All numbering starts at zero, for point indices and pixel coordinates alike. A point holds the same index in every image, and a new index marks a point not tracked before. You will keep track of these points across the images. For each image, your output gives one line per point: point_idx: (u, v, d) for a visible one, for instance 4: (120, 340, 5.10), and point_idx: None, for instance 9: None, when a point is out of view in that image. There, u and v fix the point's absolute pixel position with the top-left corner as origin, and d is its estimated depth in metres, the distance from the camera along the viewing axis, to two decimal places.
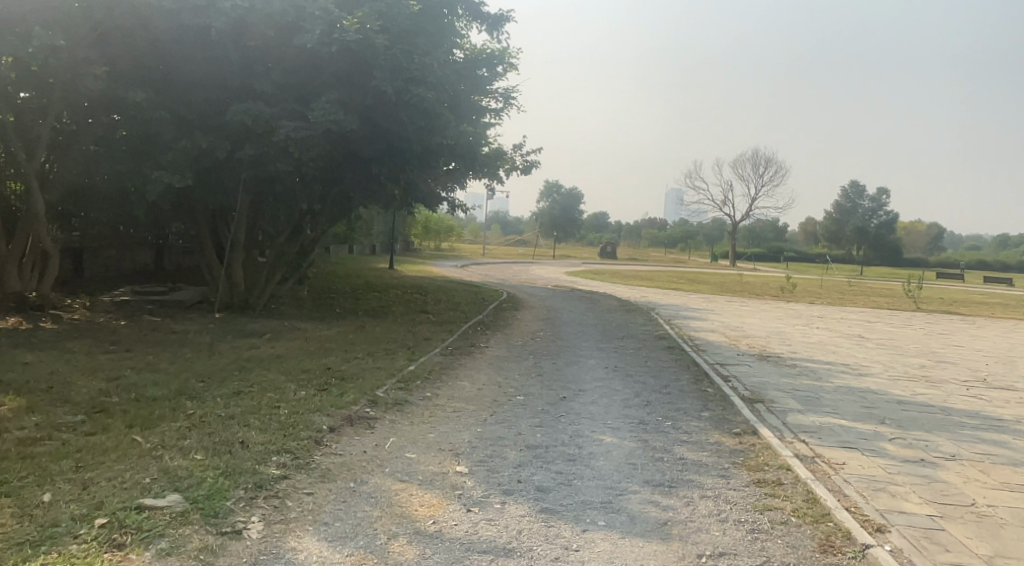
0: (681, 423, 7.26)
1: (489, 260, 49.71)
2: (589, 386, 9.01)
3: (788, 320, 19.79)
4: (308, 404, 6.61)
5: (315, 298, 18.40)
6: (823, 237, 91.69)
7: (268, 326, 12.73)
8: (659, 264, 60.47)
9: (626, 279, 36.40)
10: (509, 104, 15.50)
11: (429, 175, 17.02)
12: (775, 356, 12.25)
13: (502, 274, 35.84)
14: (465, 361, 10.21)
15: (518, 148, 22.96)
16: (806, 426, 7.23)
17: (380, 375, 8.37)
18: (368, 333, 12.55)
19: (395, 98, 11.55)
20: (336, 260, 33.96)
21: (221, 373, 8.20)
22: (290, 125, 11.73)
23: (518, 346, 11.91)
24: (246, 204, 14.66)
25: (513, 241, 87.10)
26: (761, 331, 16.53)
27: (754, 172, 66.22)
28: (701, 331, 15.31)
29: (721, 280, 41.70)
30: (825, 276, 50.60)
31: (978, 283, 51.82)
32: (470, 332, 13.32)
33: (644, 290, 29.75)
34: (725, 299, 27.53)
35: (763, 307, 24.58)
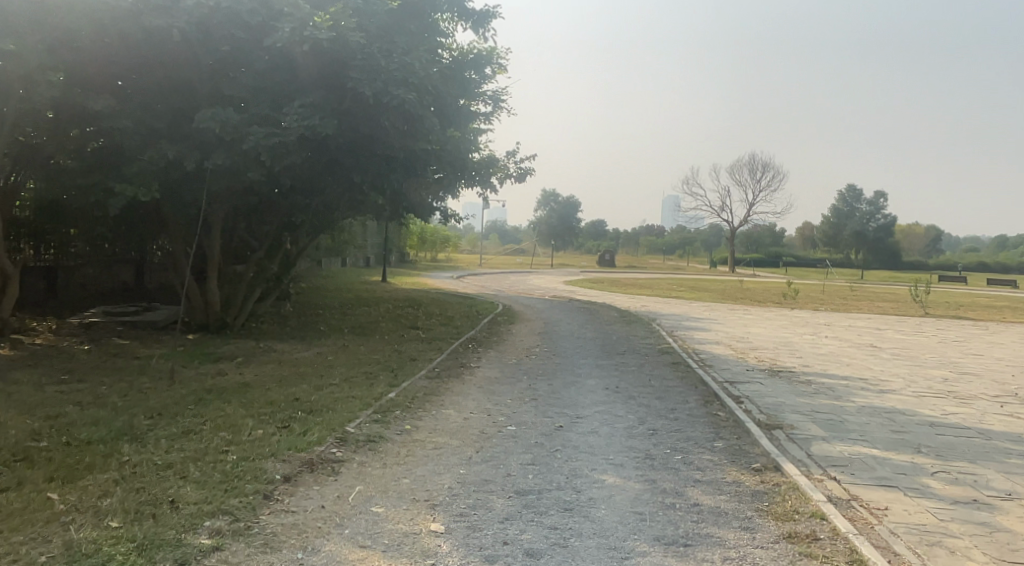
0: (693, 457, 6.39)
1: (485, 270, 48.84)
2: (587, 412, 8.13)
3: (796, 329, 18.95)
4: (262, 446, 5.75)
5: (300, 314, 17.53)
6: (822, 241, 91.02)
7: (242, 349, 11.85)
8: (657, 272, 59.67)
9: (625, 288, 35.55)
10: (499, 108, 14.71)
11: (417, 184, 16.17)
12: (788, 371, 11.40)
13: (497, 284, 35.00)
14: (453, 384, 9.33)
15: (511, 154, 22.17)
16: (834, 458, 6.37)
17: (354, 405, 7.50)
18: (349, 354, 11.67)
19: (373, 101, 10.74)
20: (328, 273, 33.09)
21: (174, 407, 7.33)
22: (262, 132, 10.90)
23: (511, 366, 11.01)
24: (221, 218, 13.81)
25: (511, 251, 86.30)
26: (770, 342, 15.68)
27: (752, 177, 65.52)
28: (706, 344, 14.46)
29: (722, 287, 40.88)
30: (826, 281, 49.83)
31: (981, 285, 51.08)
32: (460, 350, 12.45)
33: (643, 299, 28.89)
34: (727, 307, 26.68)
35: (767, 315, 23.74)
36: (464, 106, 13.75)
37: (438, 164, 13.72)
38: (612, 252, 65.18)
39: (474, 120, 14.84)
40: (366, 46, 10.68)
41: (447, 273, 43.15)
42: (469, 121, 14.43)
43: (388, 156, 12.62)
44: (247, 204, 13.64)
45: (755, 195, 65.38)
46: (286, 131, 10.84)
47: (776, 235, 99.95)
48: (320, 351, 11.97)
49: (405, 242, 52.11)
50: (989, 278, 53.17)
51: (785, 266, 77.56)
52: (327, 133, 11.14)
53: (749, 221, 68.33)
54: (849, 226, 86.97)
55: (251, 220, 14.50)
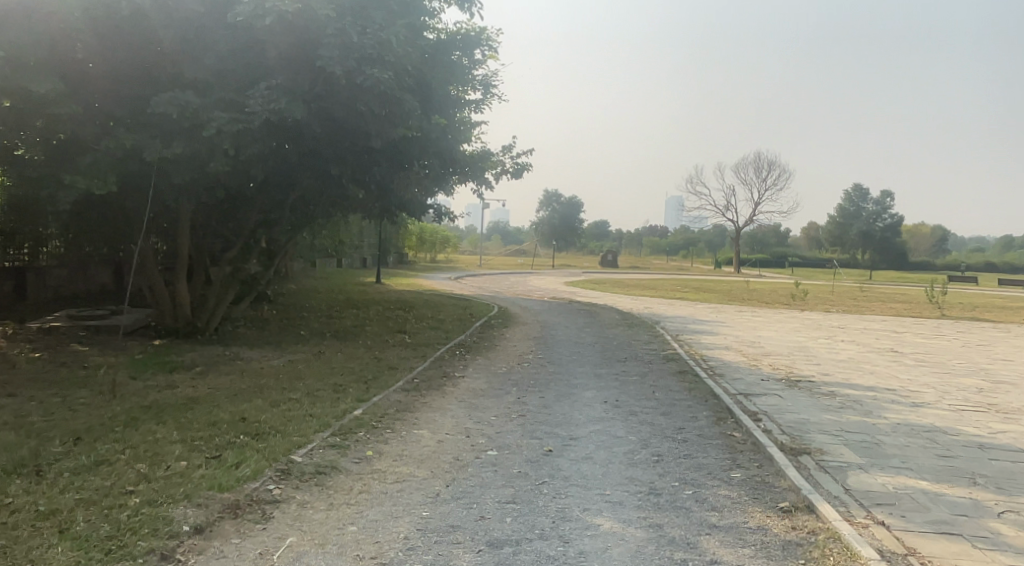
0: (706, 493, 5.31)
1: (485, 271, 47.82)
2: (583, 433, 7.04)
3: (808, 332, 17.87)
4: (180, 484, 4.69)
5: (281, 319, 16.46)
6: (828, 242, 89.87)
7: (206, 357, 10.80)
8: (661, 273, 58.59)
9: (626, 289, 34.48)
10: (490, 95, 13.66)
11: (405, 178, 15.12)
12: (807, 380, 10.32)
13: (496, 285, 34.00)
14: (431, 398, 8.26)
15: (507, 148, 21.16)
16: (877, 494, 5.28)
17: (310, 426, 6.43)
18: (323, 362, 10.62)
19: (346, 82, 9.68)
20: (321, 274, 32.06)
21: (98, 430, 6.27)
22: (224, 118, 9.86)
23: (500, 376, 9.94)
24: (189, 215, 12.75)
25: (512, 252, 85.24)
26: (782, 347, 14.61)
27: (757, 176, 64.43)
28: (714, 350, 13.37)
29: (727, 288, 39.83)
30: (834, 282, 48.72)
31: (991, 285, 49.92)
32: (446, 357, 11.36)
33: (646, 300, 27.81)
34: (735, 309, 25.60)
35: (776, 317, 22.66)
36: (452, 92, 12.72)
37: (424, 155, 12.68)
38: (614, 253, 64.15)
39: (464, 108, 13.80)
40: (337, 20, 9.63)
41: (444, 274, 42.06)
42: (458, 109, 13.40)
43: (368, 144, 11.57)
44: (218, 199, 12.60)
45: (761, 194, 64.29)
46: (250, 116, 9.79)
47: (781, 235, 98.74)
48: (292, 359, 10.91)
49: (403, 243, 51.10)
50: (1000, 278, 51.94)
51: (791, 266, 76.34)
52: (298, 117, 10.10)
53: (754, 220, 67.24)
54: (855, 226, 85.74)
55: (224, 216, 13.45)
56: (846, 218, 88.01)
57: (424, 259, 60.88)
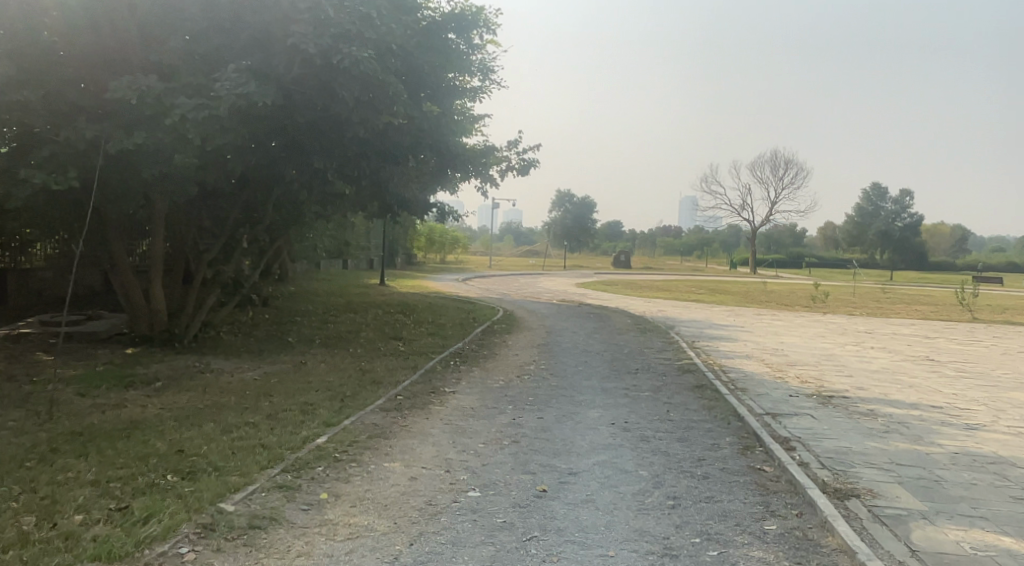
0: (734, 555, 4.23)
1: (494, 272, 46.80)
2: (584, 466, 5.96)
3: (834, 338, 16.67)
4: (60, 554, 3.70)
5: (269, 324, 15.48)
6: (846, 242, 88.18)
7: (175, 369, 9.82)
8: (675, 274, 57.32)
9: (639, 291, 33.32)
10: (489, 81, 12.61)
11: (400, 174, 14.12)
12: (840, 396, 9.18)
13: (505, 286, 32.95)
14: (413, 420, 7.20)
15: (513, 144, 20.14)
16: (952, 558, 4.17)
17: (257, 460, 5.43)
18: (301, 375, 9.58)
19: (323, 62, 8.65)
20: (325, 276, 31.12)
21: (5, 464, 5.29)
22: (188, 104, 8.86)
23: (495, 392, 8.87)
24: (163, 213, 11.78)
25: (524, 252, 84.16)
26: (808, 355, 13.44)
27: (773, 174, 63.01)
28: (734, 360, 12.23)
29: (744, 290, 38.59)
30: (853, 283, 47.32)
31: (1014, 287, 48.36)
32: (439, 369, 10.29)
33: (659, 303, 26.65)
34: (753, 312, 24.40)
35: (798, 321, 21.46)
36: (446, 79, 11.70)
37: (416, 148, 11.65)
38: (627, 254, 62.96)
39: (461, 97, 12.77)
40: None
41: (452, 275, 41.08)
42: (454, 98, 12.38)
43: (354, 135, 10.55)
44: (194, 196, 11.65)
45: (778, 192, 62.82)
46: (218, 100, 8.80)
47: (797, 235, 96.87)
48: (269, 372, 9.88)
49: (411, 243, 50.16)
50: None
51: (808, 267, 74.72)
52: (272, 103, 9.10)
53: (771, 219, 65.77)
54: (873, 225, 83.96)
55: (203, 214, 12.49)
56: (864, 217, 86.27)
57: (434, 259, 59.90)
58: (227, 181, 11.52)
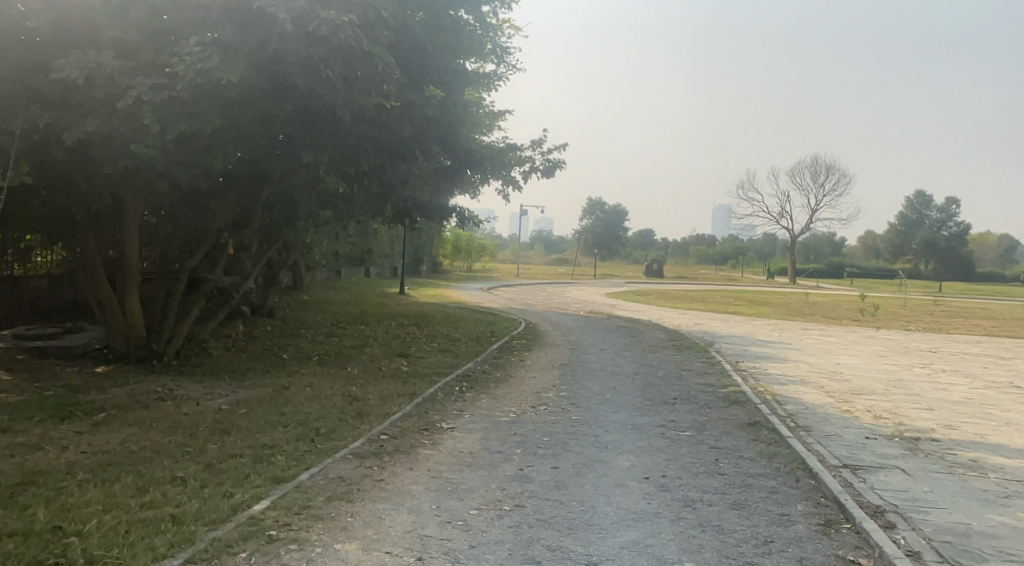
0: None
1: (522, 281, 45.32)
2: (610, 551, 4.36)
3: (896, 360, 14.77)
4: None
5: (267, 340, 14.11)
6: (888, 251, 85.01)
7: (134, 395, 8.42)
8: (709, 283, 55.22)
9: (674, 302, 31.50)
10: (504, 63, 11.12)
11: (407, 174, 12.66)
12: (929, 440, 7.44)
13: (532, 296, 31.41)
14: (392, 473, 5.67)
15: (537, 143, 18.65)
16: None
17: (154, 545, 3.96)
18: (276, 404, 8.10)
19: (297, 30, 7.22)
20: (344, 285, 29.93)
21: None
22: (143, 83, 7.49)
23: (503, 430, 7.30)
24: (137, 215, 10.45)
25: (554, 260, 82.54)
26: (873, 381, 11.64)
27: (813, 180, 60.55)
28: (788, 387, 10.49)
29: (785, 301, 36.52)
30: (901, 295, 44.82)
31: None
32: (441, 396, 8.71)
33: (696, 315, 24.85)
34: (799, 326, 22.48)
35: (850, 337, 19.55)
36: (453, 61, 10.23)
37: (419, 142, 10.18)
38: (660, 262, 61.07)
39: (473, 82, 11.30)
40: None
41: (477, 284, 39.60)
42: (463, 85, 10.91)
43: (345, 123, 9.10)
44: (172, 195, 10.32)
45: (819, 199, 60.28)
46: (177, 79, 7.40)
47: (837, 244, 93.74)
48: (242, 399, 8.42)
49: (437, 251, 48.88)
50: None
51: (850, 277, 71.79)
52: (242, 82, 7.69)
53: (811, 227, 63.28)
54: (918, 234, 80.68)
55: (186, 217, 11.16)
56: (907, 226, 83.01)
57: (461, 267, 58.57)
58: (208, 178, 10.16)
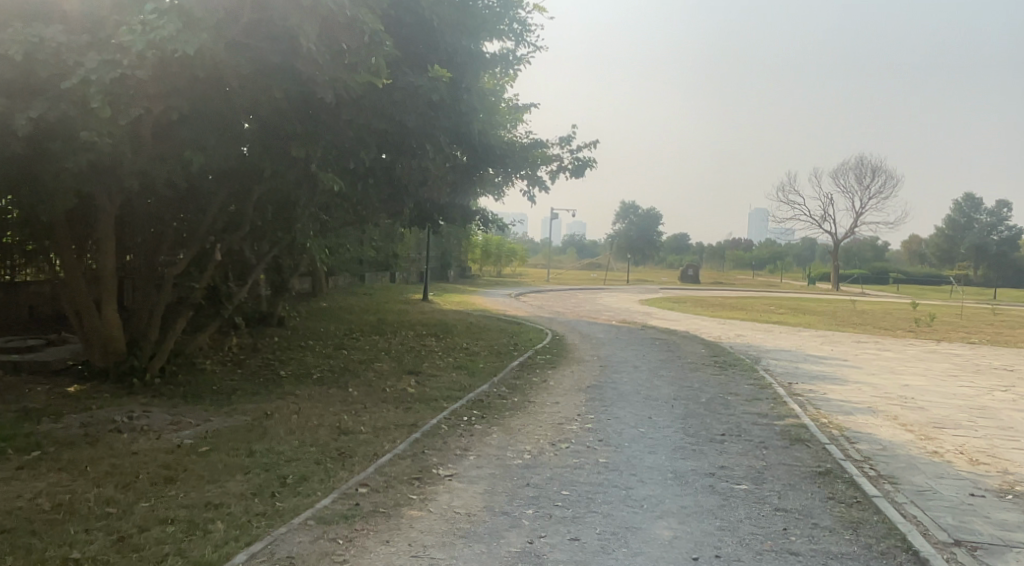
0: None
1: (553, 287, 43.93)
2: None
3: (970, 382, 13.08)
4: None
5: (267, 354, 12.91)
6: (935, 256, 81.86)
7: (90, 424, 7.21)
8: (748, 289, 53.23)
9: (712, 310, 29.79)
10: (523, 41, 9.84)
11: (418, 172, 11.38)
12: None
13: (561, 303, 30.00)
14: (362, 549, 4.34)
15: (565, 140, 17.32)
16: None
17: None
18: (248, 438, 6.82)
19: None
20: (366, 291, 28.84)
21: None
22: (91, 59, 6.26)
23: (514, 479, 5.91)
24: (112, 216, 9.28)
25: (587, 264, 80.77)
26: (952, 411, 10.02)
27: (858, 182, 58.16)
28: (856, 419, 8.95)
29: (831, 310, 34.60)
30: (952, 303, 42.47)
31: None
32: (443, 429, 7.36)
33: (737, 325, 23.23)
34: (851, 339, 20.75)
35: (910, 353, 17.82)
36: (464, 39, 8.96)
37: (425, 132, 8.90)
38: (695, 267, 59.19)
39: (488, 64, 10.02)
40: None
41: (506, 290, 38.18)
42: (476, 70, 9.62)
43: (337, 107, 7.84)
44: (151, 193, 9.14)
45: (864, 203, 57.88)
46: (129, 54, 6.20)
47: (880, 249, 90.55)
48: (211, 430, 7.16)
49: (466, 254, 47.72)
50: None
51: (895, 284, 68.98)
52: (210, 57, 6.45)
53: (856, 232, 60.76)
54: (967, 239, 77.42)
55: (170, 219, 9.98)
56: (955, 231, 79.71)
57: (491, 272, 57.27)
58: (189, 174, 8.97)
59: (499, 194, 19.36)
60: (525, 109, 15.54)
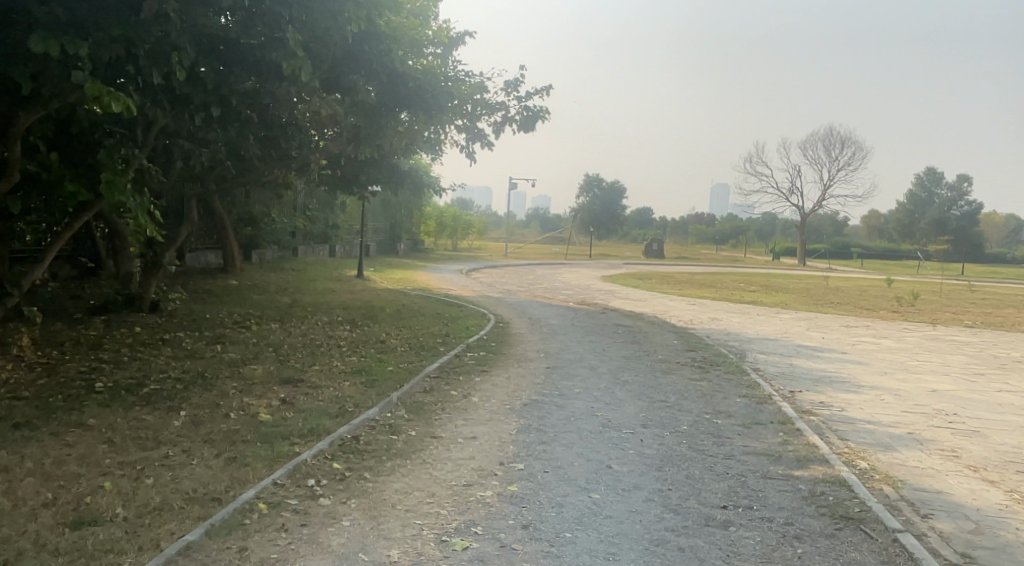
0: None
1: (510, 262, 40.93)
2: None
3: (1007, 385, 10.45)
4: None
5: (102, 358, 9.63)
6: (897, 231, 80.94)
7: None
8: (713, 264, 51.02)
9: (677, 288, 26.99)
10: None
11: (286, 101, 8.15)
12: None
13: (515, 280, 27.05)
14: None
15: (510, 84, 14.23)
16: None
17: None
18: None
19: None
20: (296, 266, 25.51)
21: None
22: None
23: None
24: None
25: (548, 238, 77.76)
26: (1022, 439, 7.27)
27: (827, 153, 56.13)
28: (908, 463, 6.12)
29: (804, 287, 32.26)
30: (924, 280, 40.63)
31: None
32: (256, 515, 4.32)
33: (710, 306, 20.55)
34: (839, 323, 18.19)
35: (912, 342, 15.27)
36: None
37: None
38: (659, 241, 56.73)
39: None
40: None
41: (456, 265, 34.89)
42: None
43: None
44: None
45: (832, 174, 55.91)
46: None
47: (842, 224, 89.34)
48: None
49: (417, 226, 44.41)
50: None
51: (860, 259, 67.61)
52: None
53: (822, 205, 58.88)
54: (929, 214, 76.23)
55: None
56: (918, 205, 78.62)
57: (446, 247, 53.82)
58: None
59: (433, 150, 16.26)
60: (456, 40, 12.42)
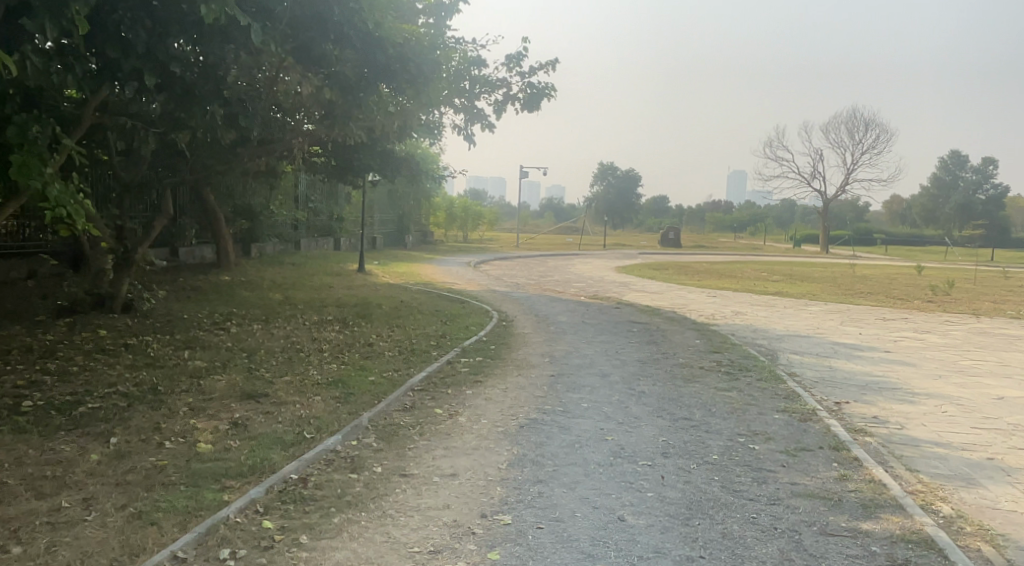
0: None
1: (521, 253, 39.67)
2: None
3: None
4: None
5: (48, 368, 8.50)
6: (921, 216, 78.69)
7: None
8: (731, 253, 49.47)
9: (696, 279, 25.57)
10: None
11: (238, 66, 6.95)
12: None
13: (526, 273, 25.80)
14: None
15: (511, 59, 12.93)
16: None
17: None
18: None
19: None
20: (295, 260, 24.42)
21: None
22: None
23: None
24: None
25: (563, 228, 76.30)
26: None
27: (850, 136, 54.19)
28: (1001, 506, 4.82)
29: (830, 276, 30.70)
30: (953, 267, 38.86)
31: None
32: None
33: (732, 299, 19.18)
34: (874, 317, 16.74)
35: (957, 337, 13.85)
36: None
37: None
38: (675, 230, 55.19)
39: None
40: None
41: (466, 257, 33.60)
42: None
43: None
44: None
45: (856, 158, 54.02)
46: None
47: (863, 210, 87.11)
48: None
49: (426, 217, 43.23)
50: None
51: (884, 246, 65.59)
52: None
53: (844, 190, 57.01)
54: (954, 198, 73.96)
55: None
56: (942, 189, 76.33)
57: (457, 238, 52.63)
58: None
59: (431, 133, 15.02)
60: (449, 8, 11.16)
